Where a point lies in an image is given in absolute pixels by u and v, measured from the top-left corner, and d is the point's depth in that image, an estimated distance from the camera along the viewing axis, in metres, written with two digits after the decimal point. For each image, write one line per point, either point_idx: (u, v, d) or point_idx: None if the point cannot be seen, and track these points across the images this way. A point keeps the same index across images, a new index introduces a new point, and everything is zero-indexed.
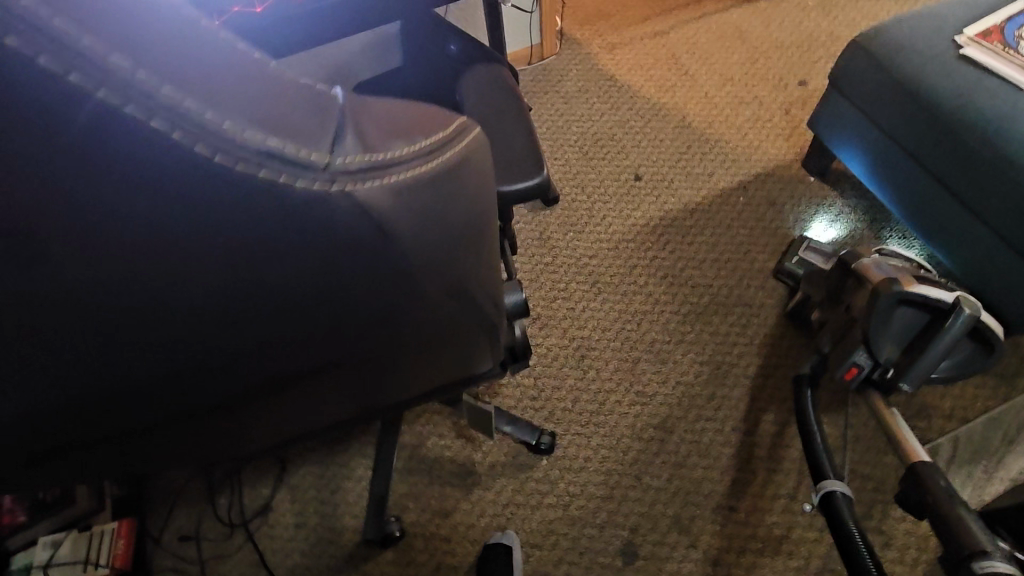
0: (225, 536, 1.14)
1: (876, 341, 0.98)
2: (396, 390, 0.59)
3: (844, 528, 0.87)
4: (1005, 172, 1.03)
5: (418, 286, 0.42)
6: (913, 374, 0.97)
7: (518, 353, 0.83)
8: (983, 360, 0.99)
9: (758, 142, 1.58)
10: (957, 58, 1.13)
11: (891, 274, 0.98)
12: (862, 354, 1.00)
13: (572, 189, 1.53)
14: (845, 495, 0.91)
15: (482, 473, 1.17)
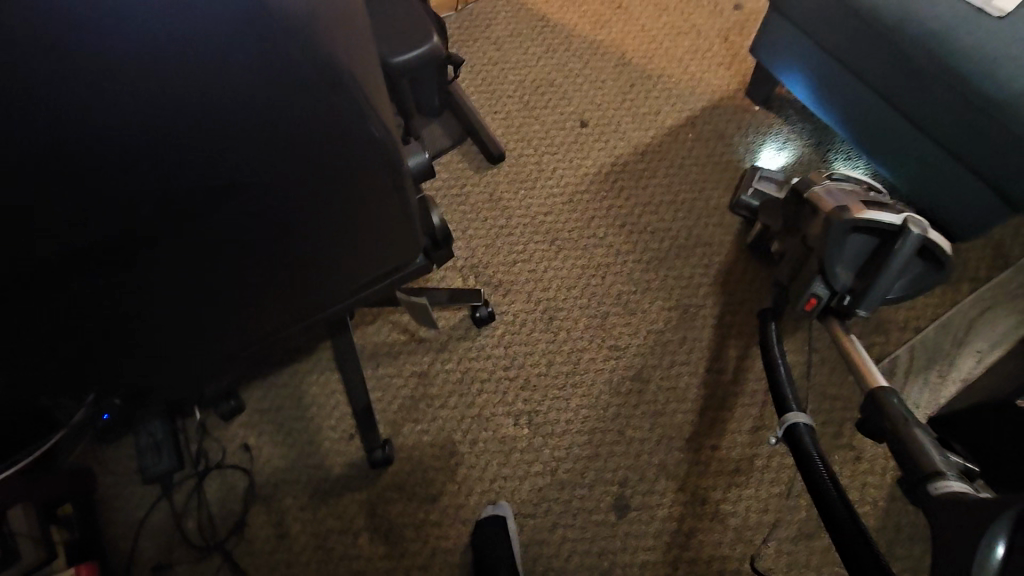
0: (201, 557, 1.07)
1: (830, 269, 0.96)
2: (303, 240, 0.57)
3: (810, 458, 0.88)
4: (952, 87, 1.02)
5: (306, 97, 0.39)
6: (867, 299, 0.95)
7: (440, 239, 0.84)
8: (933, 276, 0.98)
9: (700, 74, 1.52)
10: None
11: (841, 203, 0.96)
12: (820, 285, 0.98)
13: (517, 143, 1.45)
14: (809, 426, 0.93)
15: (464, 452, 1.14)
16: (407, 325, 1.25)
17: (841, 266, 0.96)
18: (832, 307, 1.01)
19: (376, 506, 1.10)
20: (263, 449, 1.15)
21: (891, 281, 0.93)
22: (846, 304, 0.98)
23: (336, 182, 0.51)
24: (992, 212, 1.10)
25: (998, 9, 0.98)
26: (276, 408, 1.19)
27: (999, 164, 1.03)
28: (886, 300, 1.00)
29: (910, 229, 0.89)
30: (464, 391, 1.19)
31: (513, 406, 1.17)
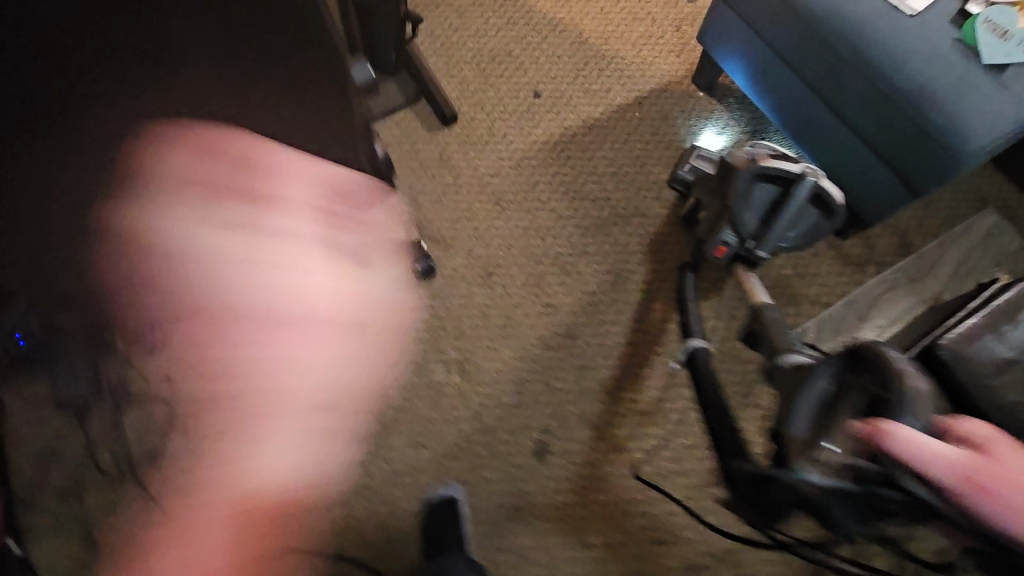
0: (113, 486, 1.06)
1: (737, 216, 1.04)
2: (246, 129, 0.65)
3: (704, 376, 1.02)
4: (865, 78, 1.10)
5: None
6: (767, 242, 1.07)
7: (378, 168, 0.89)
8: (827, 226, 1.05)
9: (652, 59, 1.58)
10: None
11: (750, 155, 1.01)
12: (728, 233, 1.10)
13: (471, 107, 1.48)
14: (706, 349, 1.06)
15: (393, 395, 1.16)
16: None
17: (749, 213, 1.04)
18: (741, 252, 1.13)
19: (300, 443, 1.11)
20: (187, 384, 1.14)
21: (787, 226, 1.03)
22: (751, 249, 1.11)
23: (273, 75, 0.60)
24: (895, 198, 1.20)
25: (909, 9, 1.08)
26: (204, 344, 1.17)
27: (902, 152, 1.11)
28: (783, 246, 1.08)
29: (806, 176, 0.97)
30: (398, 338, 1.21)
31: (445, 353, 1.20)
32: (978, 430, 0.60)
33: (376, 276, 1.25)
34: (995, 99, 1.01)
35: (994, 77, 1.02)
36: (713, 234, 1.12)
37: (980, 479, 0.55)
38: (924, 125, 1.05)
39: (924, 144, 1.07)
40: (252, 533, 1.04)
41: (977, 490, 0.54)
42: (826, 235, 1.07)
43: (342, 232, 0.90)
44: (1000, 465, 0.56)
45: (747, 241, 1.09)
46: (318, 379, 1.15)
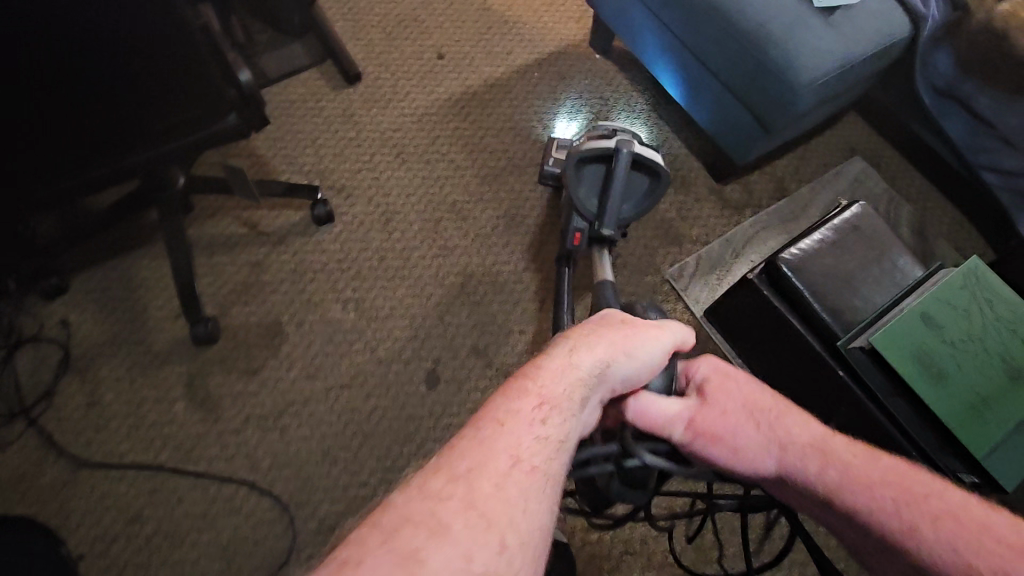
0: (3, 423, 1.07)
1: (577, 198, 1.15)
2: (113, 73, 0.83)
3: None
4: (718, 25, 1.21)
5: None
6: (606, 218, 1.11)
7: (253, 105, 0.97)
8: (659, 187, 1.14)
9: (552, 24, 1.67)
10: None
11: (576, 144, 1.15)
12: (577, 219, 1.16)
13: (375, 68, 1.54)
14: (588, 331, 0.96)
15: (289, 331, 1.20)
16: (245, 219, 1.29)
17: (587, 196, 1.15)
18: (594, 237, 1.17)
19: (196, 379, 1.14)
20: (81, 326, 1.16)
21: (618, 200, 1.11)
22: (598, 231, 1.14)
23: (106, 17, 0.77)
24: (754, 137, 1.33)
25: None
26: (98, 287, 1.19)
27: (753, 92, 1.24)
28: (626, 218, 1.16)
29: (620, 149, 1.09)
30: (296, 280, 1.25)
31: (342, 292, 1.25)
32: (698, 379, 0.71)
33: (275, 223, 1.30)
34: (824, 39, 1.15)
35: (824, 20, 1.16)
36: (568, 222, 1.19)
37: (702, 426, 0.65)
38: (766, 65, 1.17)
39: (768, 84, 1.19)
40: (143, 462, 1.07)
41: (704, 436, 0.65)
42: (658, 195, 1.15)
43: (577, 394, 0.52)
44: (720, 407, 0.67)
45: (591, 222, 1.15)
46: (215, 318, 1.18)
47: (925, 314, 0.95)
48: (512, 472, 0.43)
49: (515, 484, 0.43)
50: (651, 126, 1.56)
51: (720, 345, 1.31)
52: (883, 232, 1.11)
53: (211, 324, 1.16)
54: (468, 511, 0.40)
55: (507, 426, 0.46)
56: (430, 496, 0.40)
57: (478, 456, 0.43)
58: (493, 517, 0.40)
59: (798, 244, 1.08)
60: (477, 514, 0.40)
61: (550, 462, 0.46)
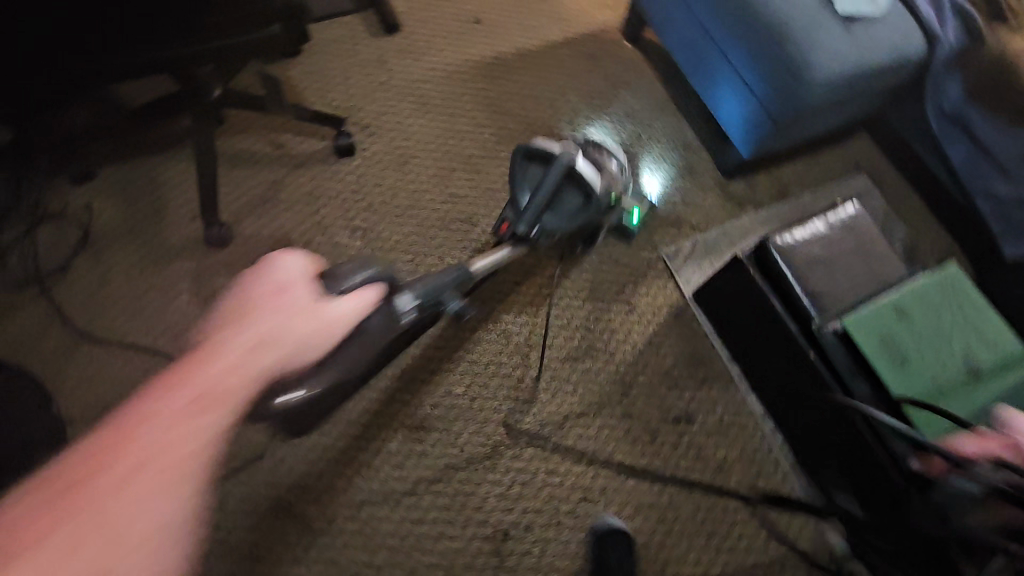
0: (18, 288, 1.14)
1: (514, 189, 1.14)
2: None
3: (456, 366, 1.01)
4: (740, 16, 1.26)
5: None
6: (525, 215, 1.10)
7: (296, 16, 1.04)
8: (591, 205, 1.11)
9: (588, 8, 1.74)
10: None
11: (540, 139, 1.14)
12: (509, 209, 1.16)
13: (414, 22, 1.61)
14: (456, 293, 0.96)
15: (296, 248, 1.26)
16: (271, 139, 1.36)
17: (519, 190, 1.14)
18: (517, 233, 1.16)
19: (202, 276, 1.20)
20: (102, 213, 1.22)
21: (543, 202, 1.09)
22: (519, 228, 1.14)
23: None
24: (761, 133, 1.37)
25: None
26: (123, 180, 1.25)
27: (764, 86, 1.28)
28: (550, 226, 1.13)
29: (561, 155, 1.07)
30: (310, 202, 1.31)
31: (351, 221, 1.31)
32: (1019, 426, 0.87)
33: (299, 147, 1.36)
34: (838, 41, 1.20)
35: (842, 23, 1.22)
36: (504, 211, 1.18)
37: None
38: (779, 60, 1.22)
39: (778, 78, 1.23)
40: (143, 344, 1.13)
41: None
42: (590, 216, 1.12)
43: (234, 382, 0.53)
44: None
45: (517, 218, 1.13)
46: (229, 225, 1.24)
47: (898, 307, 1.00)
48: (140, 473, 0.47)
49: (135, 483, 0.47)
50: (669, 113, 1.61)
51: (703, 325, 1.33)
52: (872, 238, 1.17)
53: (224, 228, 1.22)
54: (91, 505, 0.45)
55: (143, 427, 0.49)
56: (54, 491, 0.45)
57: (105, 459, 0.47)
58: (103, 529, 0.45)
59: (793, 233, 1.13)
60: (96, 510, 0.45)
61: (199, 452, 0.50)
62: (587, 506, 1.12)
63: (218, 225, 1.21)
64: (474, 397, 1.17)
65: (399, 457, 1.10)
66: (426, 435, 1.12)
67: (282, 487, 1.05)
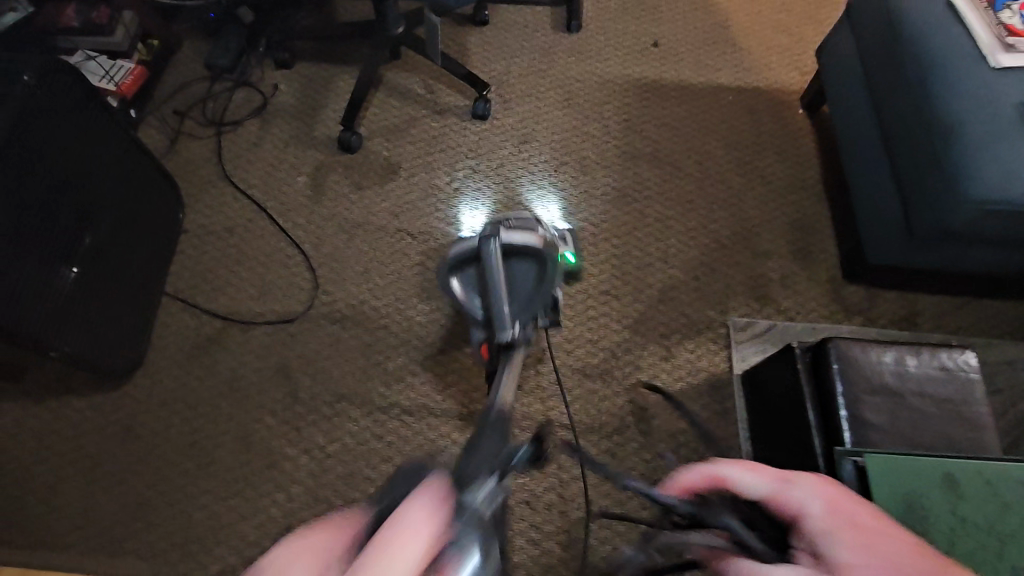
0: (204, 126, 1.45)
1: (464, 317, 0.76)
2: None
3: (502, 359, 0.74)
4: (919, 104, 1.12)
5: None
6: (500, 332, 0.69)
7: None
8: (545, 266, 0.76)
9: (775, 66, 1.66)
10: (946, 4, 1.18)
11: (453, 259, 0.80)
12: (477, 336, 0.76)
13: (596, 29, 1.70)
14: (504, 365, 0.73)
15: (401, 175, 1.42)
16: (427, 85, 1.54)
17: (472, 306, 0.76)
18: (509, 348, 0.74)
19: (322, 168, 1.41)
20: (282, 94, 1.50)
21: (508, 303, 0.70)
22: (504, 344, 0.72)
23: None
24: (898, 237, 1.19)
25: (997, 62, 1.10)
26: (307, 76, 1.53)
27: (917, 184, 1.11)
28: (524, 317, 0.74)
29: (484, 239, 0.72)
30: (431, 143, 1.47)
31: (455, 171, 1.43)
32: (740, 471, 0.52)
33: (445, 98, 1.53)
34: (1020, 164, 1.01)
35: None
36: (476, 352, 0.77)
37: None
38: (943, 160, 1.05)
39: (936, 180, 1.07)
40: (258, 199, 1.37)
41: None
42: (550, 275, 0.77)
43: None
44: None
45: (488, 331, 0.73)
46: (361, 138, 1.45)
47: (948, 475, 0.82)
48: None
49: None
50: (810, 194, 1.47)
51: (738, 407, 1.21)
52: (976, 404, 0.95)
53: (355, 138, 1.42)
54: None
55: None
56: None
57: None
58: None
59: (868, 347, 0.98)
60: None
61: None
62: (526, 510, 1.10)
63: (352, 133, 1.42)
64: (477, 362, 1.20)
65: (390, 376, 1.18)
66: (420, 370, 1.19)
67: (292, 352, 1.20)
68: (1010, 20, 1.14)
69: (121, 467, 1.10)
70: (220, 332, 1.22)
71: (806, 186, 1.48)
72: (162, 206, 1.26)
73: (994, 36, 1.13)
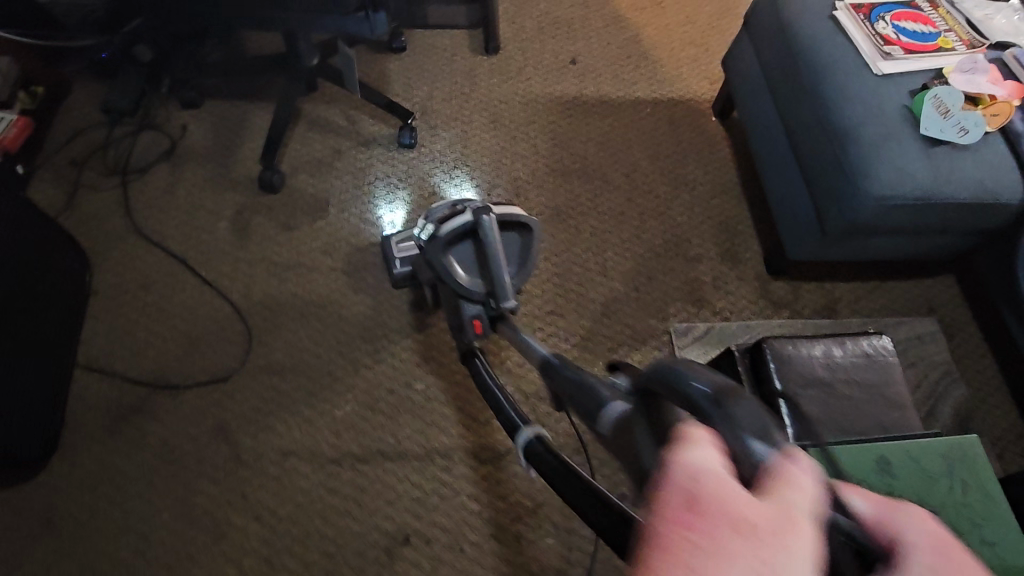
0: (105, 175, 1.34)
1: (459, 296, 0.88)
2: None
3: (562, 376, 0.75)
4: (818, 110, 1.20)
5: None
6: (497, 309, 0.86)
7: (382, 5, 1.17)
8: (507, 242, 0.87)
9: (687, 76, 1.75)
10: (830, 18, 1.29)
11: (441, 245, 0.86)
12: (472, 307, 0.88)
13: (515, 49, 1.72)
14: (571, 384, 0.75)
15: (331, 211, 1.37)
16: (349, 115, 1.50)
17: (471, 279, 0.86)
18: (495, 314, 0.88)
19: (245, 211, 1.34)
20: (191, 135, 1.41)
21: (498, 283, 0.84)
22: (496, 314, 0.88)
23: None
24: (812, 233, 1.27)
25: (879, 69, 1.20)
26: (218, 114, 1.44)
27: (824, 184, 1.20)
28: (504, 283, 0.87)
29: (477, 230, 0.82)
30: (359, 175, 1.43)
31: (387, 202, 1.40)
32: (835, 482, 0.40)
33: (369, 128, 1.49)
34: (909, 160, 1.11)
35: (919, 144, 1.12)
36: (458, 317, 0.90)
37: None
38: (844, 162, 1.14)
39: (840, 180, 1.15)
40: (175, 249, 1.27)
41: None
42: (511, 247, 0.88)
43: None
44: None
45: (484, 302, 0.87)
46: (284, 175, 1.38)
47: (882, 458, 0.88)
48: None
49: None
50: (732, 196, 1.55)
51: None
52: (897, 384, 1.03)
53: (278, 176, 1.36)
54: None
55: None
56: None
57: None
58: None
59: (798, 343, 1.04)
60: None
61: None
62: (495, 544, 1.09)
63: (274, 172, 1.36)
64: (429, 397, 1.18)
65: (338, 425, 1.13)
66: (371, 414, 1.15)
67: (229, 413, 1.12)
68: (886, 30, 1.26)
69: (42, 566, 0.99)
70: (145, 399, 1.12)
71: (727, 189, 1.56)
72: (56, 265, 1.13)
73: (874, 45, 1.24)
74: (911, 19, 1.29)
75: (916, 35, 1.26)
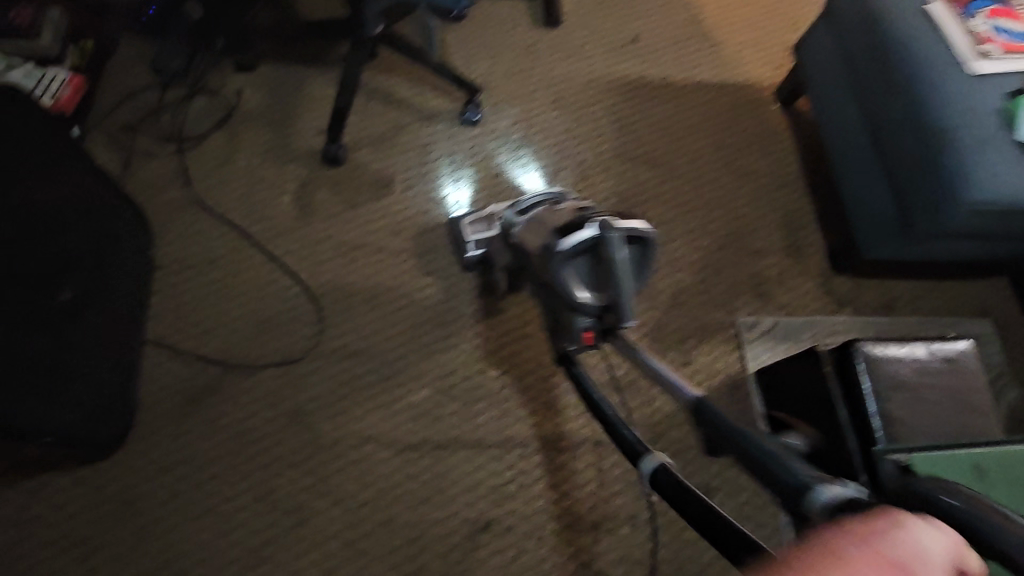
0: (160, 142, 1.27)
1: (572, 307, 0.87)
2: None
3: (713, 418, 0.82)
4: (910, 108, 1.18)
5: None
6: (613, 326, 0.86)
7: None
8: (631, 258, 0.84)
9: (750, 60, 1.70)
10: (921, 11, 1.25)
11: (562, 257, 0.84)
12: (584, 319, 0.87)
13: (575, 23, 1.65)
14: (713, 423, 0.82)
15: (396, 188, 1.32)
16: (410, 87, 1.44)
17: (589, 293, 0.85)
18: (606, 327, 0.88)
19: (308, 185, 1.29)
20: (247, 101, 1.34)
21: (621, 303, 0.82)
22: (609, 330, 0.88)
23: None
24: (890, 233, 1.27)
25: (972, 70, 1.18)
26: (273, 80, 1.37)
27: (910, 186, 1.18)
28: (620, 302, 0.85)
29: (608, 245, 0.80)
30: (423, 152, 1.38)
31: (453, 182, 1.36)
32: None
33: (431, 102, 1.43)
34: (1005, 166, 1.09)
35: (1017, 150, 1.10)
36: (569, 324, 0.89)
37: None
38: (938, 164, 1.12)
39: (931, 183, 1.14)
40: (238, 224, 1.22)
41: None
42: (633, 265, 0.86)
43: None
44: None
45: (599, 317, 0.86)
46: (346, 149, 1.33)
47: (976, 466, 0.92)
48: None
49: None
50: (795, 189, 1.53)
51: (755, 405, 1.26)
52: (979, 390, 1.05)
53: (342, 150, 1.30)
54: None
55: None
56: None
57: None
58: None
59: (887, 347, 1.04)
60: None
61: None
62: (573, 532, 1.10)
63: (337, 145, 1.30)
64: (505, 386, 1.16)
65: (415, 411, 1.12)
66: (447, 401, 1.14)
67: (304, 396, 1.10)
68: (979, 29, 1.23)
69: (125, 548, 0.97)
70: (218, 380, 1.09)
71: (791, 181, 1.54)
72: (126, 238, 1.08)
73: (967, 43, 1.21)
74: (1002, 16, 1.26)
75: (1008, 34, 1.24)
